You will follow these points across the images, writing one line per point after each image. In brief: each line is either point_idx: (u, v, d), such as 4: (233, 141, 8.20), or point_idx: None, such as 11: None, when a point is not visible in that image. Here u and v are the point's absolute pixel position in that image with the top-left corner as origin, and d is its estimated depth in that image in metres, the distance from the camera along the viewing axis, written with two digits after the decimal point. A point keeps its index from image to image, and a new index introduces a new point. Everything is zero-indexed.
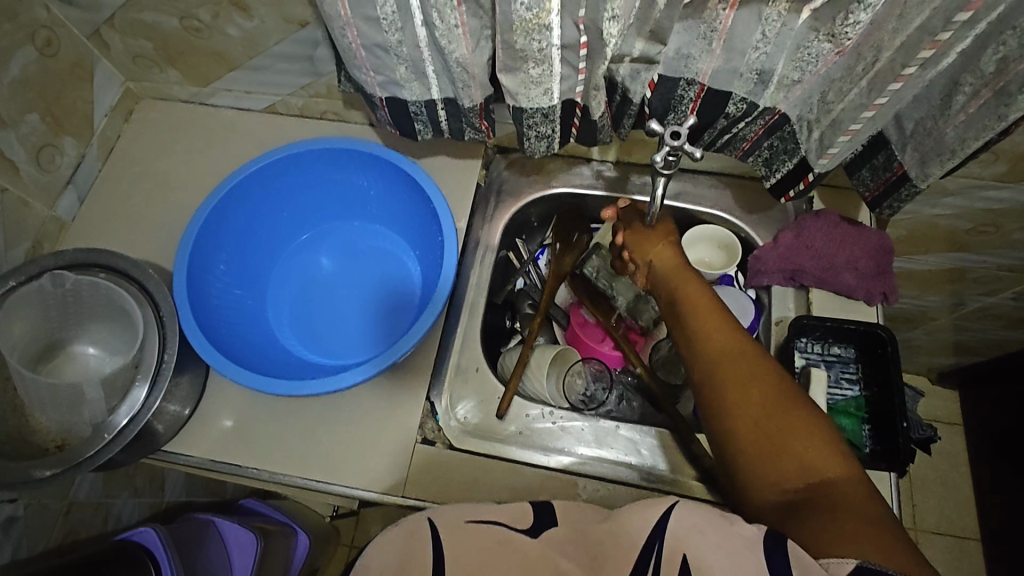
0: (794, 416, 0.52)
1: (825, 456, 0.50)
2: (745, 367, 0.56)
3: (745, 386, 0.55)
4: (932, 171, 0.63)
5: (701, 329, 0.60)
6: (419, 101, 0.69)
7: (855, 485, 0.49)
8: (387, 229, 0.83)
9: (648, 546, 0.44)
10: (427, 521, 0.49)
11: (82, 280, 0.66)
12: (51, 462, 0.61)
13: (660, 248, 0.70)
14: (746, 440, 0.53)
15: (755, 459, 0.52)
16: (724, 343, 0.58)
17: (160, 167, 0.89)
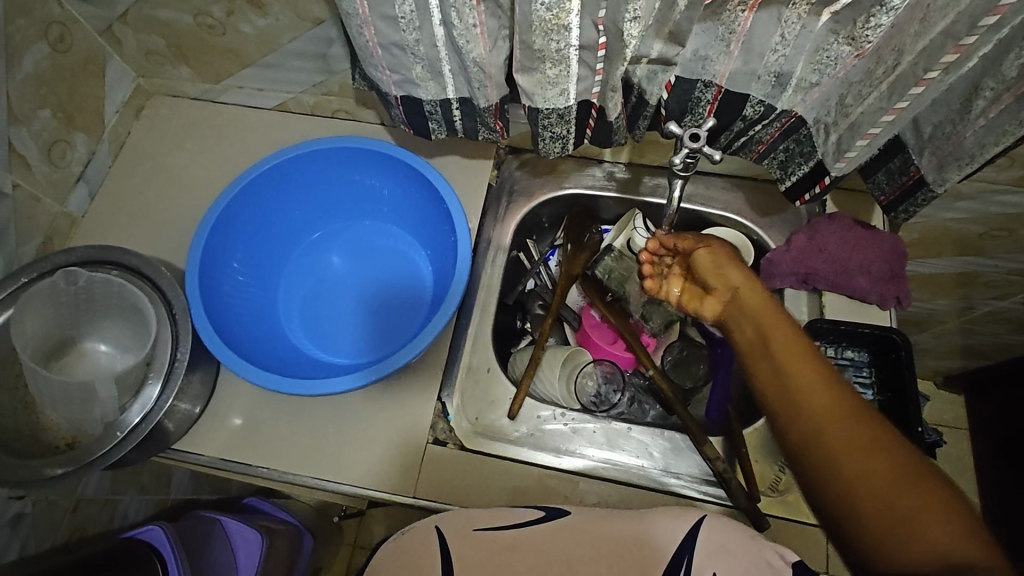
0: (927, 492, 0.46)
1: (959, 535, 0.45)
2: (857, 434, 0.49)
3: (859, 459, 0.48)
4: (949, 176, 0.63)
5: (797, 380, 0.53)
6: (435, 101, 0.68)
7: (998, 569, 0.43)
8: (398, 228, 0.83)
9: (678, 555, 0.51)
10: (433, 528, 0.58)
11: (94, 277, 0.66)
12: (62, 460, 0.60)
13: (740, 274, 0.62)
14: (867, 514, 0.47)
15: (880, 541, 0.46)
16: (826, 404, 0.51)
17: (171, 164, 0.89)
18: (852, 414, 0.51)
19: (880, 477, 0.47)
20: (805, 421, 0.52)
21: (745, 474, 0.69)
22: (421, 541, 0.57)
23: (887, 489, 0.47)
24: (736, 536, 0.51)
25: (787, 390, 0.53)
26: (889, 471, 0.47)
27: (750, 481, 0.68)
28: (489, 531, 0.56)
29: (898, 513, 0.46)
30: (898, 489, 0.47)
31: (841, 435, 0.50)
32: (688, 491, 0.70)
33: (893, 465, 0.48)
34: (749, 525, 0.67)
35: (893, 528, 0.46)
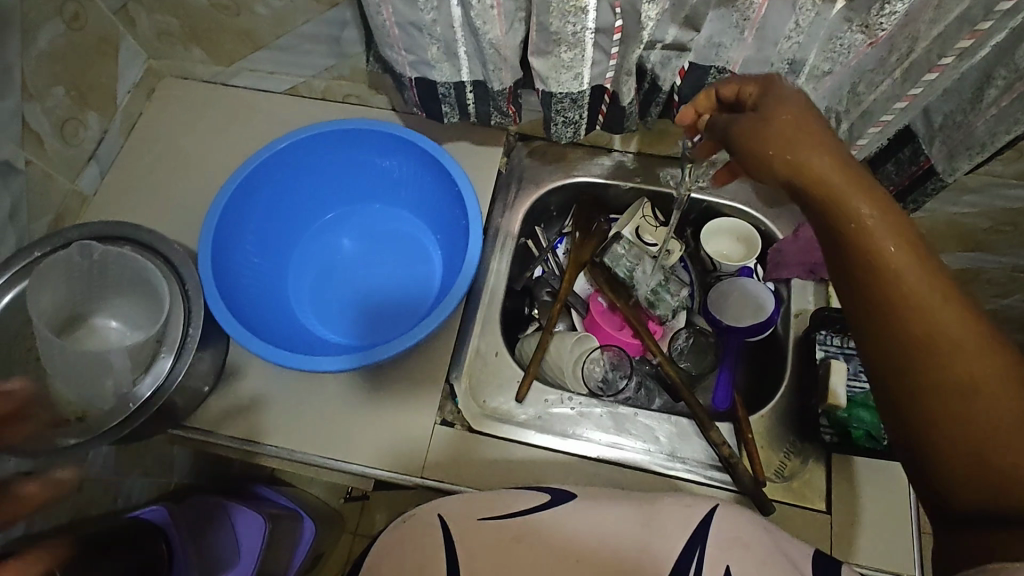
0: None
1: None
2: (973, 363, 0.41)
3: (961, 398, 0.41)
4: (959, 165, 0.64)
5: (897, 301, 0.43)
6: (449, 83, 0.69)
7: None
8: (409, 213, 0.84)
9: (687, 549, 0.44)
10: (436, 515, 0.50)
11: (109, 252, 0.66)
12: (76, 430, 0.61)
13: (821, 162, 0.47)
14: (959, 456, 0.41)
15: (968, 478, 0.41)
16: (946, 321, 0.42)
17: (180, 145, 0.89)
18: (963, 339, 0.42)
19: (989, 410, 0.40)
20: (899, 350, 0.43)
21: (751, 458, 0.70)
22: (424, 531, 0.49)
23: (1001, 423, 0.40)
24: (754, 529, 0.45)
25: (894, 297, 0.43)
26: (1009, 405, 0.40)
27: (757, 465, 0.69)
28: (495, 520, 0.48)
29: (998, 453, 0.40)
30: (1006, 429, 0.40)
31: (957, 356, 0.41)
32: (695, 474, 0.71)
33: (1013, 396, 0.40)
34: (754, 509, 0.68)
35: (990, 468, 0.40)
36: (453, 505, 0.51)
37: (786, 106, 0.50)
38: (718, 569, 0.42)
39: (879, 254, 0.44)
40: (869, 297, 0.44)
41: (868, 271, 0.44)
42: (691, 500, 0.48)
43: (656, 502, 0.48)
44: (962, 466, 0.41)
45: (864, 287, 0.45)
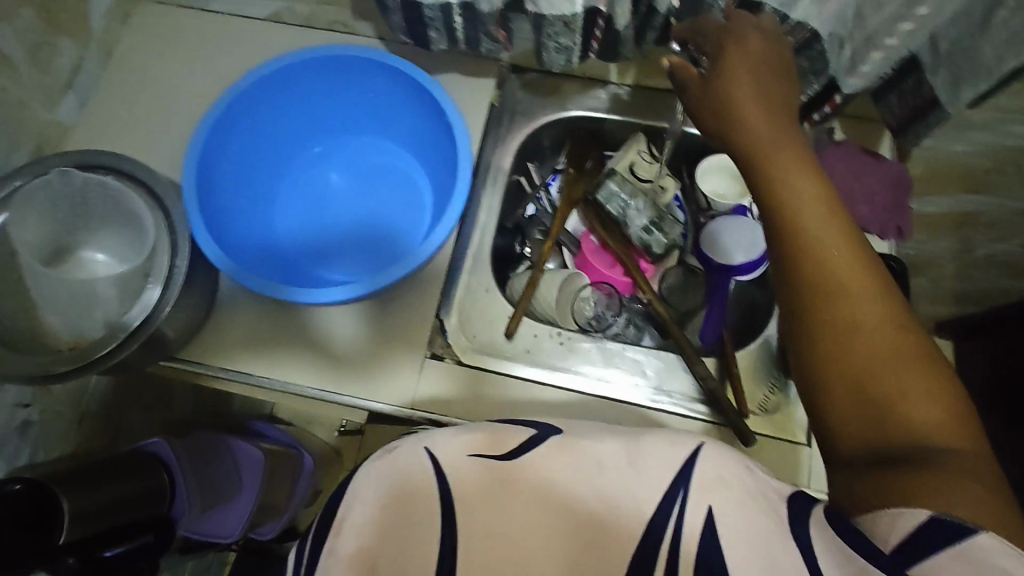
0: (914, 371, 0.45)
1: (945, 416, 0.45)
2: (863, 305, 0.47)
3: (847, 333, 0.47)
4: (964, 95, 0.62)
5: (809, 251, 0.49)
6: (435, 6, 0.65)
7: (964, 450, 0.44)
8: (398, 146, 0.83)
9: (671, 490, 0.41)
10: (422, 452, 0.44)
11: (91, 180, 0.65)
12: (64, 357, 0.60)
13: (755, 129, 0.53)
14: (844, 388, 0.47)
15: (853, 414, 0.46)
16: (842, 267, 0.48)
17: (160, 73, 0.85)
18: (859, 286, 0.48)
19: (874, 350, 0.46)
20: (806, 293, 0.49)
21: (736, 394, 0.71)
22: (409, 471, 0.44)
23: (878, 362, 0.46)
24: (736, 465, 0.42)
25: (800, 246, 0.49)
26: (888, 346, 0.46)
27: (741, 400, 0.71)
28: (481, 462, 0.44)
29: (877, 391, 0.45)
30: (887, 358, 0.46)
31: (854, 297, 0.47)
32: (681, 406, 0.72)
33: (890, 334, 0.47)
34: (735, 441, 0.70)
35: (868, 406, 0.45)
36: (439, 439, 0.45)
37: (740, 77, 0.54)
38: (700, 510, 0.41)
39: (795, 208, 0.50)
40: (784, 246, 0.50)
41: (780, 221, 0.50)
42: (676, 435, 0.43)
43: (638, 434, 0.44)
44: (850, 406, 0.46)
45: (777, 240, 0.51)
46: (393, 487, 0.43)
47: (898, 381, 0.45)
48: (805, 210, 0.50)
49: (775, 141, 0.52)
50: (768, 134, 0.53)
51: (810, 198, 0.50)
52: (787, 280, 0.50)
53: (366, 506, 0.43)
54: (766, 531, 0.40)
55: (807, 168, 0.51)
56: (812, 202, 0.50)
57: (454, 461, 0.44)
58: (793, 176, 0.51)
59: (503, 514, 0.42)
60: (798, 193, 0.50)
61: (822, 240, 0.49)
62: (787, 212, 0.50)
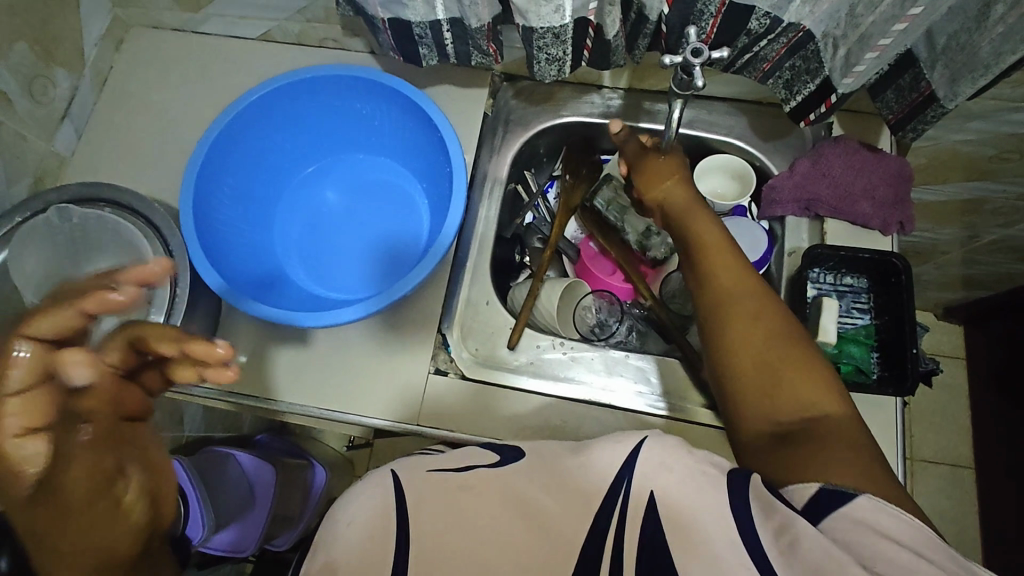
0: (797, 357, 0.54)
1: (824, 391, 0.52)
2: (754, 306, 0.57)
3: (744, 329, 0.56)
4: (962, 90, 0.61)
5: (709, 269, 0.60)
6: (424, 23, 0.66)
7: (844, 420, 0.51)
8: (393, 162, 0.83)
9: (614, 483, 0.44)
10: (389, 474, 0.47)
11: (88, 215, 0.66)
12: None
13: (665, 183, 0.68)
14: (744, 377, 0.55)
15: (752, 401, 0.54)
16: (735, 281, 0.59)
17: (155, 97, 0.86)
18: (750, 293, 0.58)
19: (763, 343, 0.55)
20: (709, 303, 0.59)
21: None
22: (379, 490, 0.45)
23: (768, 353, 0.54)
24: (682, 458, 0.44)
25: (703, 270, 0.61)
26: (774, 339, 0.55)
27: None
28: (443, 474, 0.47)
29: (770, 375, 0.54)
30: (774, 349, 0.54)
31: (745, 302, 0.57)
32: (686, 414, 0.71)
33: (778, 328, 0.55)
34: None
35: (765, 390, 0.53)
36: (405, 462, 0.49)
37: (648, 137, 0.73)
38: (642, 495, 0.43)
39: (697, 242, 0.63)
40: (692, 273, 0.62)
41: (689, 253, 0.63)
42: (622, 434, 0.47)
43: (588, 442, 0.48)
44: (752, 391, 0.54)
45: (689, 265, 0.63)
46: (366, 505, 0.44)
47: (790, 363, 0.53)
48: (703, 237, 0.63)
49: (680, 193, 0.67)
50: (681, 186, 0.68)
51: (710, 233, 0.63)
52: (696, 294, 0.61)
53: (339, 524, 0.44)
54: (720, 528, 0.41)
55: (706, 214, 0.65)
56: (709, 236, 0.63)
57: (418, 478, 0.46)
58: (696, 219, 0.64)
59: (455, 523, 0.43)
60: (698, 231, 0.63)
61: (717, 263, 0.60)
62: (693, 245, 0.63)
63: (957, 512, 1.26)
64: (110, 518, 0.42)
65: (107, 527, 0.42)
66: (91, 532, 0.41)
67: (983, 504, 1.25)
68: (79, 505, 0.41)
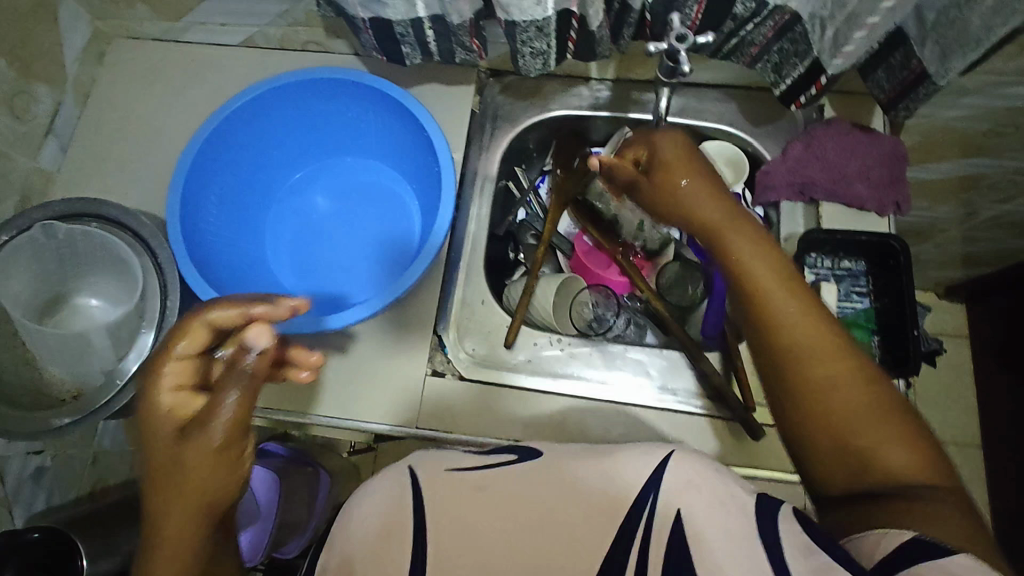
0: (885, 418, 0.47)
1: (918, 454, 0.46)
2: (828, 360, 0.49)
3: (821, 390, 0.48)
4: (953, 66, 0.60)
5: (774, 318, 0.51)
6: (405, 21, 0.65)
7: (943, 487, 0.45)
8: (382, 164, 0.82)
9: (641, 497, 0.41)
10: (404, 471, 0.45)
11: (74, 231, 0.64)
12: (68, 410, 0.60)
13: (699, 202, 0.57)
14: (825, 443, 0.48)
15: (835, 467, 0.48)
16: (802, 330, 0.50)
17: (139, 108, 0.85)
18: (822, 342, 0.50)
19: (844, 404, 0.48)
20: (774, 359, 0.51)
21: (741, 386, 0.70)
22: (393, 489, 0.43)
23: (849, 416, 0.47)
24: (709, 473, 0.43)
25: (761, 317, 0.51)
26: (855, 399, 0.48)
27: (747, 393, 0.70)
28: (460, 474, 0.44)
29: (855, 441, 0.47)
30: (857, 412, 0.47)
31: (816, 354, 0.49)
32: (687, 407, 0.70)
33: (859, 385, 0.48)
34: (745, 434, 0.69)
35: (849, 457, 0.47)
36: (421, 459, 0.47)
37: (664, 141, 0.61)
38: (669, 514, 0.40)
39: (752, 282, 0.52)
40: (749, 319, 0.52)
41: (745, 295, 0.53)
42: (649, 445, 0.44)
43: (614, 448, 0.45)
44: (834, 458, 0.48)
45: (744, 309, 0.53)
46: (380, 506, 0.42)
47: (879, 428, 0.47)
48: (757, 275, 0.52)
49: (720, 214, 0.56)
50: (721, 207, 0.57)
51: (768, 267, 0.53)
52: (757, 344, 0.52)
53: (353, 517, 0.43)
54: (745, 546, 0.39)
55: (754, 240, 0.55)
56: (766, 272, 0.52)
57: (432, 475, 0.44)
58: (744, 249, 0.54)
59: (471, 525, 0.41)
60: (752, 266, 0.53)
61: (779, 307, 0.51)
62: (748, 284, 0.52)
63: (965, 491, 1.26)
64: (231, 464, 0.47)
65: (226, 471, 0.47)
66: (210, 479, 0.47)
67: (991, 481, 1.24)
68: (205, 457, 0.46)
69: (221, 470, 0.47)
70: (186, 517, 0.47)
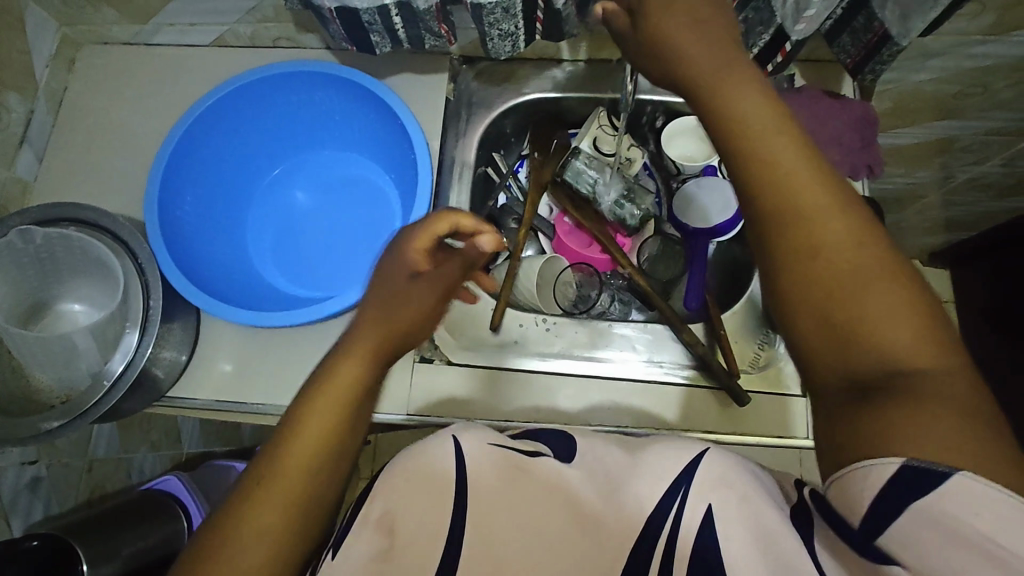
0: (885, 294, 0.41)
1: (921, 337, 0.40)
2: (829, 225, 0.42)
3: (816, 260, 0.42)
4: (914, 26, 0.61)
5: (767, 174, 0.44)
6: (372, 9, 0.65)
7: (947, 372, 0.39)
8: (360, 156, 0.82)
9: (671, 491, 0.45)
10: (449, 441, 0.48)
11: (52, 235, 0.64)
12: (55, 413, 0.60)
13: (686, 42, 0.48)
14: (815, 321, 0.42)
15: (826, 348, 0.42)
16: (798, 188, 0.43)
17: (113, 113, 0.85)
18: (820, 203, 0.43)
19: (840, 278, 0.41)
20: (765, 223, 0.44)
21: (725, 355, 0.71)
22: (439, 462, 0.47)
23: (845, 291, 0.41)
24: (740, 468, 0.45)
25: (755, 173, 0.44)
26: (854, 274, 0.41)
27: (730, 359, 0.70)
28: (505, 452, 0.47)
29: (848, 320, 0.41)
30: (856, 286, 0.41)
31: (815, 217, 0.43)
32: (673, 377, 0.72)
33: (860, 256, 0.42)
34: (730, 401, 0.70)
35: (841, 338, 0.41)
36: (466, 429, 0.49)
37: None
38: (699, 507, 0.44)
39: (745, 134, 0.45)
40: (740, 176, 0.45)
41: (736, 148, 0.45)
42: (683, 443, 0.48)
43: (647, 446, 0.48)
44: (823, 340, 0.42)
45: (735, 166, 0.46)
46: (423, 481, 0.46)
47: (877, 304, 0.41)
48: (750, 126, 0.45)
49: (713, 60, 0.47)
50: (713, 51, 0.47)
51: (764, 117, 0.45)
52: (749, 207, 0.45)
53: (391, 482, 0.46)
54: (772, 531, 0.42)
55: (752, 86, 0.46)
56: (761, 124, 0.45)
57: (477, 449, 0.47)
58: (740, 99, 0.46)
59: (500, 503, 0.45)
60: (746, 118, 0.45)
61: (775, 161, 0.44)
62: (741, 135, 0.45)
63: None
64: (434, 315, 0.56)
65: (425, 320, 0.56)
66: (417, 320, 0.55)
67: None
68: (423, 300, 0.55)
69: (371, 364, 0.52)
70: (330, 418, 0.50)
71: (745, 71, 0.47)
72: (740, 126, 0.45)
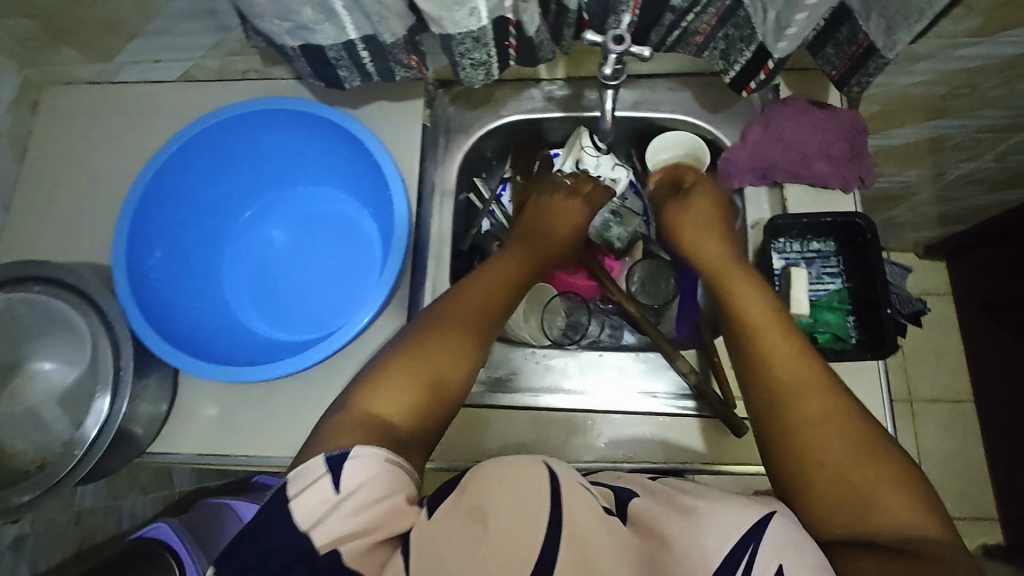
0: (879, 463, 0.47)
1: (917, 506, 0.45)
2: (817, 399, 0.51)
3: (815, 427, 0.50)
4: (899, 38, 0.59)
5: (775, 362, 0.55)
6: (337, 45, 0.62)
7: (947, 543, 0.44)
8: (336, 189, 0.79)
9: (738, 551, 0.44)
10: (540, 464, 0.49)
11: (14, 297, 0.62)
12: (27, 486, 0.57)
13: (697, 233, 0.70)
14: (820, 482, 0.48)
15: (833, 510, 0.47)
16: (792, 367, 0.54)
17: (81, 157, 0.82)
18: (812, 382, 0.53)
19: (840, 444, 0.49)
20: (767, 390, 0.54)
21: (720, 382, 0.68)
22: (528, 483, 0.47)
23: (846, 460, 0.48)
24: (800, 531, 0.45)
25: (759, 353, 0.56)
26: (850, 445, 0.49)
27: (725, 387, 0.68)
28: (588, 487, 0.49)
29: (853, 485, 0.47)
30: (856, 452, 0.48)
31: (808, 390, 0.52)
32: (669, 408, 0.69)
33: (856, 431, 0.49)
34: (728, 431, 0.67)
35: (845, 500, 0.47)
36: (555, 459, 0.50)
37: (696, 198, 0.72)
38: (771, 568, 0.43)
39: (757, 333, 0.57)
40: (743, 349, 0.58)
41: (746, 341, 0.58)
42: (748, 503, 0.47)
43: (703, 502, 0.48)
44: (829, 498, 0.47)
45: (742, 353, 0.58)
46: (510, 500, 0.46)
47: (875, 470, 0.47)
48: (747, 307, 0.60)
49: (722, 255, 0.66)
50: (718, 245, 0.67)
51: (760, 305, 0.59)
52: (755, 384, 0.55)
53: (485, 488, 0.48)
54: None
55: (749, 281, 0.62)
56: (759, 314, 0.59)
57: (566, 476, 0.49)
58: (738, 288, 0.62)
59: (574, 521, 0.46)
60: (745, 308, 0.60)
61: (773, 347, 0.56)
62: (754, 334, 0.57)
63: (962, 446, 1.26)
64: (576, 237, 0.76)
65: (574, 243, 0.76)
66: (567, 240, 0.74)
67: (987, 434, 1.24)
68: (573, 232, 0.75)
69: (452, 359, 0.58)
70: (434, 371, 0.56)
71: (751, 280, 0.62)
72: (744, 315, 0.59)
